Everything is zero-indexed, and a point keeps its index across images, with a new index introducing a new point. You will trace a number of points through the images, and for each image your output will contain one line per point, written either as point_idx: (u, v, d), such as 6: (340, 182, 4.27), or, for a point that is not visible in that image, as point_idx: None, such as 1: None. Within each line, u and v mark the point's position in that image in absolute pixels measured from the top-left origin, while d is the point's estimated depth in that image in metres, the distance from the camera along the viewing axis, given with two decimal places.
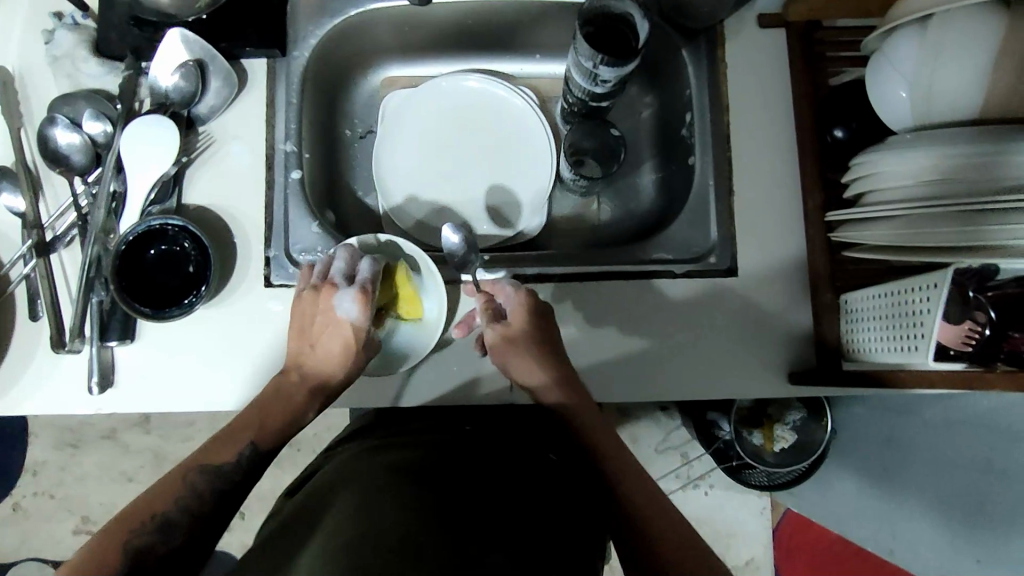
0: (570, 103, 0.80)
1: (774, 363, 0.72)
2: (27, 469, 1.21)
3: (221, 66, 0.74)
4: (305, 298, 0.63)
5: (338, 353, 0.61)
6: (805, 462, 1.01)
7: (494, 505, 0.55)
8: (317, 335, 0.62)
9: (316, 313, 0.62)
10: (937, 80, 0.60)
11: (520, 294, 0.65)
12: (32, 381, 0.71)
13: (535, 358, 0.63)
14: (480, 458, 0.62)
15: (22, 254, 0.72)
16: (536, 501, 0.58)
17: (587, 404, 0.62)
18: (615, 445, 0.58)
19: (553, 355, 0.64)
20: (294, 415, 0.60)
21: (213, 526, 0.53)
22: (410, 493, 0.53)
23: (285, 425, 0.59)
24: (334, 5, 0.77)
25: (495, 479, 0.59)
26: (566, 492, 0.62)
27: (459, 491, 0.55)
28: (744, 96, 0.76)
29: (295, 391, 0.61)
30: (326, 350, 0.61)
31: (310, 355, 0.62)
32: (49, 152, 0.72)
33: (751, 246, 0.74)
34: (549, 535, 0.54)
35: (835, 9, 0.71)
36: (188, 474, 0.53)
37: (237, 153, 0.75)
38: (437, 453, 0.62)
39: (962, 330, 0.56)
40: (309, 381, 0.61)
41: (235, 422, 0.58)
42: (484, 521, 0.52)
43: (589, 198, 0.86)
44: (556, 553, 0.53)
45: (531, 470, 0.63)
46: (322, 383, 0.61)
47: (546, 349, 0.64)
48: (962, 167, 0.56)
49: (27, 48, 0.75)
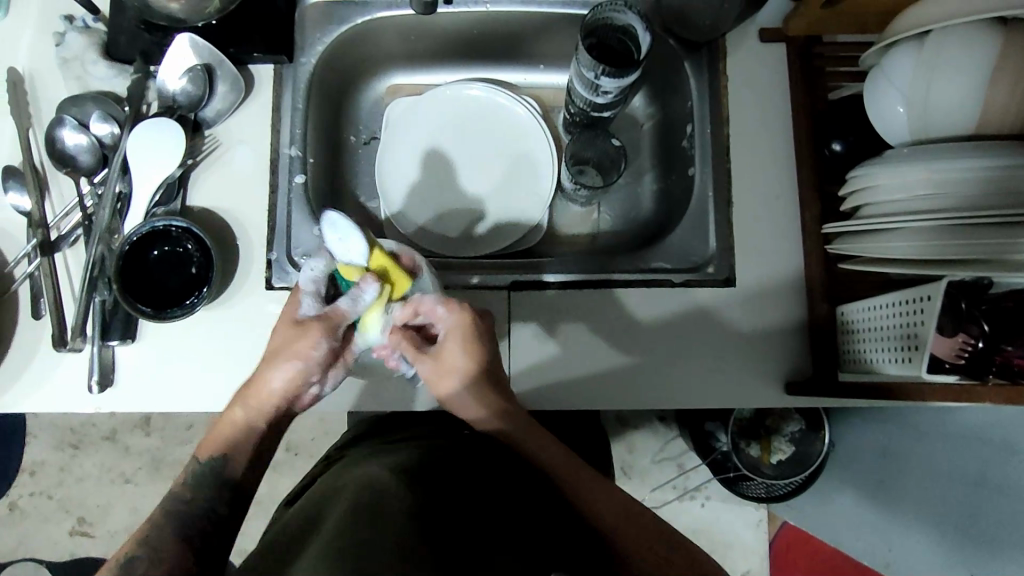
0: (572, 113, 0.81)
1: (773, 373, 0.73)
2: (25, 469, 1.21)
3: (228, 71, 0.75)
4: (281, 342, 0.58)
5: (283, 386, 0.58)
6: (802, 475, 1.01)
7: (498, 520, 0.54)
8: (263, 380, 0.58)
9: (282, 354, 0.57)
10: (933, 94, 0.60)
11: (452, 317, 0.58)
12: (33, 377, 0.71)
13: (486, 397, 0.60)
14: (476, 468, 0.60)
15: (27, 253, 0.72)
16: (523, 521, 0.56)
17: (534, 430, 0.61)
18: (609, 492, 0.59)
19: (485, 376, 0.59)
20: (252, 443, 0.60)
21: (216, 548, 0.56)
22: (419, 496, 0.52)
23: (241, 446, 0.60)
24: (341, 13, 0.78)
25: (492, 487, 0.59)
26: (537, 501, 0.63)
27: (467, 501, 0.55)
28: (745, 108, 0.77)
29: (249, 422, 0.60)
30: (269, 385, 0.58)
31: (253, 394, 0.59)
32: (56, 153, 0.73)
33: (749, 258, 0.75)
34: (529, 542, 0.54)
35: (833, 24, 0.72)
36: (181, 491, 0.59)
37: (241, 156, 0.76)
38: (438, 455, 0.60)
39: (955, 343, 0.56)
40: (260, 416, 0.60)
41: (201, 443, 0.61)
42: (476, 527, 0.52)
43: (590, 208, 0.86)
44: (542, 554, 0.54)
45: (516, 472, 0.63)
46: (275, 413, 0.60)
47: (488, 373, 0.60)
48: (949, 181, 0.57)
49: (39, 50, 0.76)
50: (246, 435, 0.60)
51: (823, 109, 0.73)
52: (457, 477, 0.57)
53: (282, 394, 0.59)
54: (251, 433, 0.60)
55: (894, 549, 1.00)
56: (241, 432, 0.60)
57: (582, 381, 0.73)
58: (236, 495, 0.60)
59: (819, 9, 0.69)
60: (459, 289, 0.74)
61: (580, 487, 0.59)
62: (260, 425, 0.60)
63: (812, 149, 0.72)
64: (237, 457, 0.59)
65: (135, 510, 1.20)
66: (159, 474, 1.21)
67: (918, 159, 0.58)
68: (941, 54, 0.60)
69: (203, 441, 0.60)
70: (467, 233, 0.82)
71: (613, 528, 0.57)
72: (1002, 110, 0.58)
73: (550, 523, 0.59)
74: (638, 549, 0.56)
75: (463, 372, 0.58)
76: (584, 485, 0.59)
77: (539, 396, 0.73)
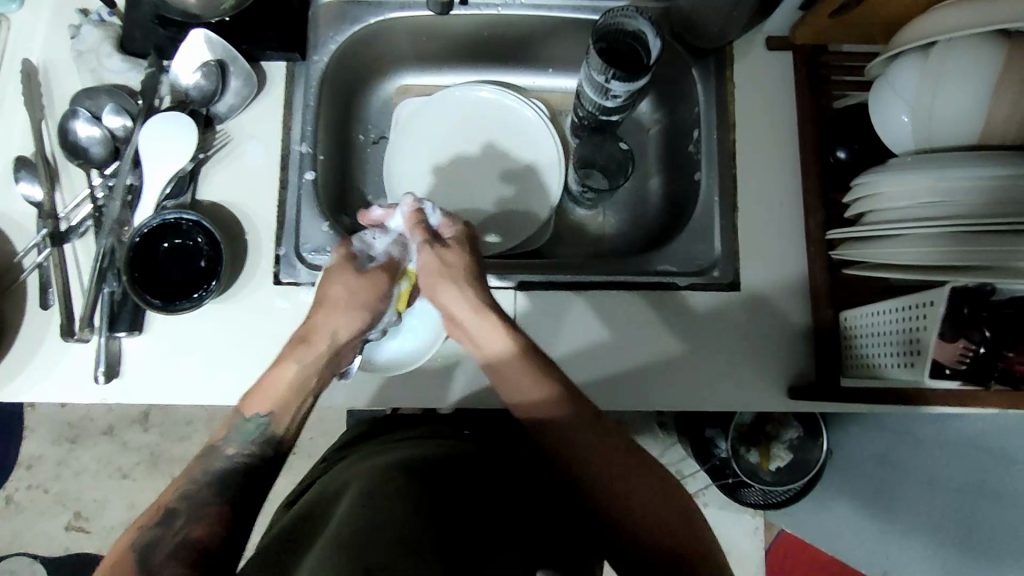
0: (580, 117, 0.82)
1: (775, 377, 0.73)
2: (22, 463, 1.21)
3: (241, 67, 0.76)
4: (347, 288, 0.60)
5: (346, 330, 0.59)
6: (800, 482, 1.01)
7: (509, 516, 0.54)
8: (318, 327, 0.58)
9: (347, 298, 0.59)
10: (937, 104, 0.61)
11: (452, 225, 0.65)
12: (38, 367, 0.71)
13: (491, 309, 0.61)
14: (492, 470, 0.60)
15: (35, 244, 0.73)
16: (538, 519, 0.56)
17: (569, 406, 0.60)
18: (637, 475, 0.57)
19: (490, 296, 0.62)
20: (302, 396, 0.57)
21: (245, 513, 0.53)
22: (427, 496, 0.52)
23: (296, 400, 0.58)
24: (354, 13, 0.79)
25: (505, 486, 0.58)
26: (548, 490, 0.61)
27: (478, 496, 0.55)
28: (751, 115, 0.78)
29: (299, 373, 0.57)
30: (331, 328, 0.58)
31: (308, 345, 0.57)
32: (69, 144, 0.74)
33: (753, 262, 0.75)
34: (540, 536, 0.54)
35: (839, 34, 0.73)
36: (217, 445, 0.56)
37: (252, 152, 0.76)
38: (456, 458, 0.60)
39: (956, 348, 0.57)
40: (315, 364, 0.58)
41: (244, 398, 0.58)
42: (485, 522, 0.51)
43: (595, 212, 0.87)
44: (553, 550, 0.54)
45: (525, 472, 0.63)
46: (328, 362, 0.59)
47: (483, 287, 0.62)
48: (955, 189, 0.58)
49: (54, 44, 0.77)
50: (298, 389, 0.57)
51: (828, 117, 0.74)
52: (472, 475, 0.58)
53: (341, 342, 0.59)
54: (304, 384, 0.58)
55: (891, 557, 1.00)
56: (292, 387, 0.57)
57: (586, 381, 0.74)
58: (274, 460, 0.57)
59: (825, 19, 0.71)
60: None
61: (611, 467, 0.56)
62: (313, 375, 0.58)
63: (816, 157, 0.73)
64: (283, 410, 0.57)
65: (132, 506, 1.20)
66: (157, 471, 1.21)
67: (924, 167, 0.59)
68: (946, 63, 0.61)
69: (244, 396, 0.58)
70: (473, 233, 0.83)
71: (630, 509, 0.55)
72: (1005, 121, 0.59)
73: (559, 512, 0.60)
74: (655, 529, 0.53)
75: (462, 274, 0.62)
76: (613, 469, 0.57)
77: None
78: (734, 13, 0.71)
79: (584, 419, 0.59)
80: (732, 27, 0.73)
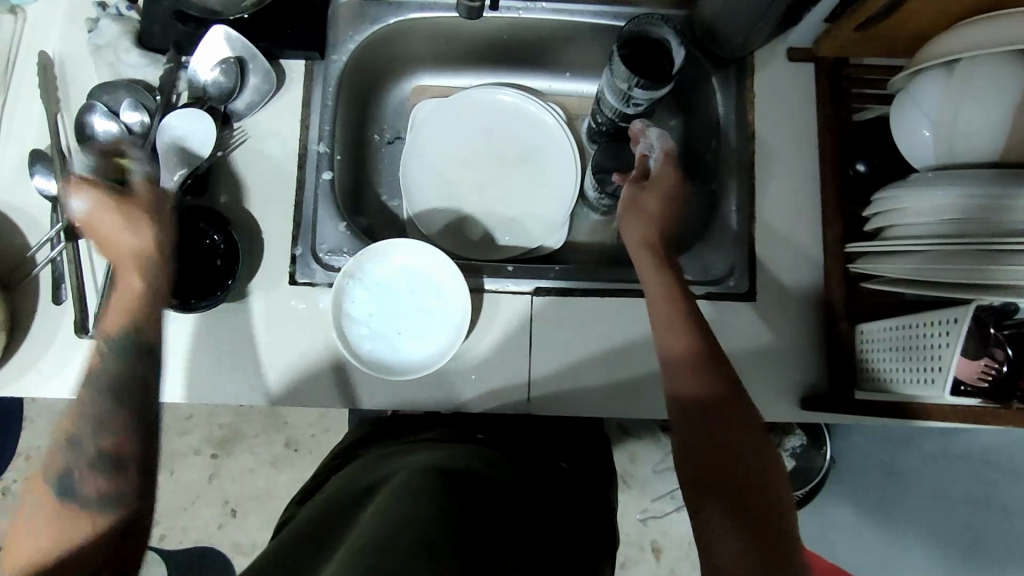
0: (598, 122, 0.81)
1: (789, 388, 0.74)
2: (20, 454, 1.20)
3: (260, 65, 0.75)
4: (95, 214, 0.60)
5: (133, 236, 0.60)
6: (802, 490, 1.05)
7: (530, 521, 0.54)
8: (112, 246, 0.61)
9: (104, 218, 0.60)
10: (960, 120, 0.61)
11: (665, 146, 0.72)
12: (52, 363, 0.71)
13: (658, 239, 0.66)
14: (517, 475, 0.60)
15: (50, 237, 0.71)
16: (558, 525, 0.56)
17: (718, 365, 0.59)
18: (762, 465, 0.55)
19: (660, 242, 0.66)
20: (145, 293, 0.60)
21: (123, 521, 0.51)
22: (461, 503, 0.50)
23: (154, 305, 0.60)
24: (374, 13, 0.78)
25: (528, 490, 0.58)
26: (568, 498, 0.62)
27: (501, 500, 0.54)
28: (770, 124, 0.78)
29: (136, 285, 0.60)
30: (124, 240, 0.60)
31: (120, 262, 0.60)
32: (86, 137, 0.74)
33: (770, 271, 0.76)
34: (551, 540, 0.53)
35: (861, 47, 0.73)
36: (86, 382, 0.56)
37: (270, 150, 0.76)
38: (483, 459, 0.60)
39: (978, 366, 0.58)
40: (131, 269, 0.60)
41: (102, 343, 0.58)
42: (503, 526, 0.51)
43: (609, 218, 0.85)
44: (561, 552, 0.53)
45: (543, 474, 0.63)
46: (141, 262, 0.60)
47: (662, 221, 0.68)
48: (976, 207, 0.57)
49: (71, 37, 0.76)
50: (147, 297, 0.60)
51: (850, 129, 0.73)
52: (498, 478, 0.57)
53: (142, 241, 0.60)
54: (144, 278, 0.60)
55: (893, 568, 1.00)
56: (145, 295, 0.60)
57: (599, 387, 0.74)
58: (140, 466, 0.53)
59: (851, 32, 0.71)
60: (486, 292, 0.75)
61: (737, 484, 0.53)
62: (156, 275, 0.61)
63: (836, 168, 0.73)
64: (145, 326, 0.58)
65: None
66: None
67: (945, 183, 0.59)
68: (968, 81, 0.61)
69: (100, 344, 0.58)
70: (488, 237, 0.83)
71: (729, 491, 0.53)
72: None
73: (573, 517, 0.60)
74: (750, 509, 0.52)
75: (661, 192, 0.69)
76: (741, 443, 0.55)
77: (555, 402, 0.74)
78: (758, 25, 0.71)
79: (730, 394, 0.57)
80: (754, 37, 0.73)
